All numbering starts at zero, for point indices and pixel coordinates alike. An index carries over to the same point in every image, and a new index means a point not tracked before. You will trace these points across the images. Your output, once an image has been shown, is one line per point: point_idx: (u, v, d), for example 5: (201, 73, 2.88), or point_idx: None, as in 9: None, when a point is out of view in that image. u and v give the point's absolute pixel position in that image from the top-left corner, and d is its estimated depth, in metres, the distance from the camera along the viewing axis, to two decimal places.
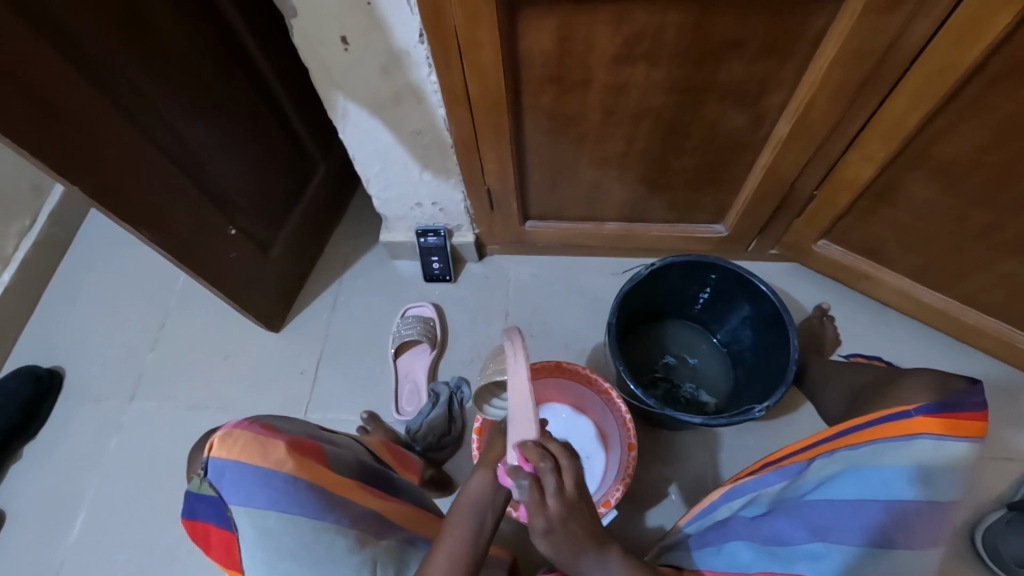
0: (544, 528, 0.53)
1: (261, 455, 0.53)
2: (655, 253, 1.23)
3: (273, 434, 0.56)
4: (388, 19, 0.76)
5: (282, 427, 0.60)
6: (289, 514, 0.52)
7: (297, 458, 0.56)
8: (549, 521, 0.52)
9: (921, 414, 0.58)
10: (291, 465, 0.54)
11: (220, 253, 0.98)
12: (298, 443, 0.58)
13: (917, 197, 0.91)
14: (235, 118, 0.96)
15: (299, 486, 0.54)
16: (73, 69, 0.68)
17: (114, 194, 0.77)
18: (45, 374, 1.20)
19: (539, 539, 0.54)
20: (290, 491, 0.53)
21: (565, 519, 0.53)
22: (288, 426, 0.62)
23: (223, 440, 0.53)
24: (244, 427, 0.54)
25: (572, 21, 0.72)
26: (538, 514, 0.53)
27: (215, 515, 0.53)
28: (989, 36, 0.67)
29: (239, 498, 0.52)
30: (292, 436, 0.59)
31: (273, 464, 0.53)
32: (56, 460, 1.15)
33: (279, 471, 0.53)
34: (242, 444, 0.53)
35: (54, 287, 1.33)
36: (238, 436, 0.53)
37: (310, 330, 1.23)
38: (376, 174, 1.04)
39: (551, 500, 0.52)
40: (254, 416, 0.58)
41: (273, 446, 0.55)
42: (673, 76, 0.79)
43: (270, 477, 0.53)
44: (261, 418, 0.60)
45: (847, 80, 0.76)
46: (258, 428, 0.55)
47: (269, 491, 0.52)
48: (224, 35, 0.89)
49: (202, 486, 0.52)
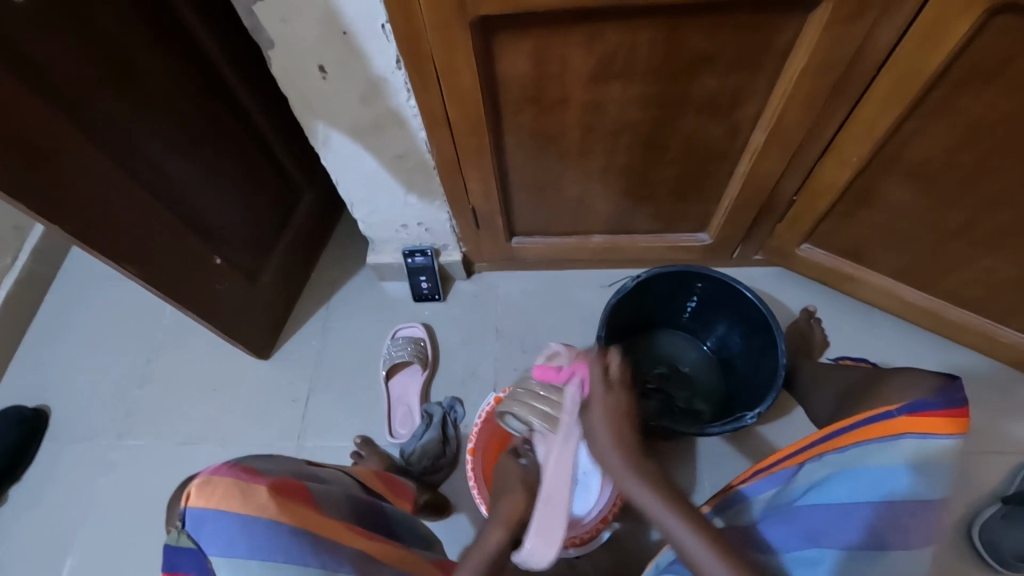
0: (606, 392, 0.69)
1: (241, 502, 0.52)
2: (641, 264, 1.24)
3: (255, 477, 0.55)
4: (365, 47, 0.76)
5: (264, 468, 0.59)
6: (272, 561, 0.52)
7: (281, 501, 0.54)
8: (609, 381, 0.70)
9: (901, 414, 0.59)
10: (272, 510, 0.53)
11: (207, 284, 0.98)
12: (282, 485, 0.56)
13: (893, 199, 0.93)
14: (216, 149, 0.96)
15: (281, 531, 0.53)
16: (53, 111, 0.68)
17: (99, 231, 0.76)
18: (31, 416, 1.17)
19: (599, 401, 0.69)
20: (272, 536, 0.52)
21: (619, 393, 0.70)
22: (271, 466, 0.61)
23: (202, 488, 0.51)
24: (223, 473, 0.53)
25: (546, 42, 0.73)
26: (600, 369, 0.71)
27: (196, 567, 0.52)
28: (951, 42, 0.69)
29: (220, 547, 0.51)
30: (275, 477, 0.57)
31: (254, 510, 0.52)
32: (43, 505, 1.12)
33: (260, 517, 0.52)
34: (221, 491, 0.51)
35: (37, 327, 1.31)
36: (217, 483, 0.52)
37: (300, 357, 1.22)
38: (360, 199, 1.05)
39: (613, 373, 0.71)
40: (235, 459, 0.56)
41: (254, 490, 0.53)
42: (648, 91, 0.80)
43: (251, 524, 0.52)
44: (244, 460, 0.59)
45: (817, 89, 0.78)
46: (239, 472, 0.54)
47: (250, 540, 0.51)
48: (203, 68, 0.90)
49: (180, 538, 0.52)
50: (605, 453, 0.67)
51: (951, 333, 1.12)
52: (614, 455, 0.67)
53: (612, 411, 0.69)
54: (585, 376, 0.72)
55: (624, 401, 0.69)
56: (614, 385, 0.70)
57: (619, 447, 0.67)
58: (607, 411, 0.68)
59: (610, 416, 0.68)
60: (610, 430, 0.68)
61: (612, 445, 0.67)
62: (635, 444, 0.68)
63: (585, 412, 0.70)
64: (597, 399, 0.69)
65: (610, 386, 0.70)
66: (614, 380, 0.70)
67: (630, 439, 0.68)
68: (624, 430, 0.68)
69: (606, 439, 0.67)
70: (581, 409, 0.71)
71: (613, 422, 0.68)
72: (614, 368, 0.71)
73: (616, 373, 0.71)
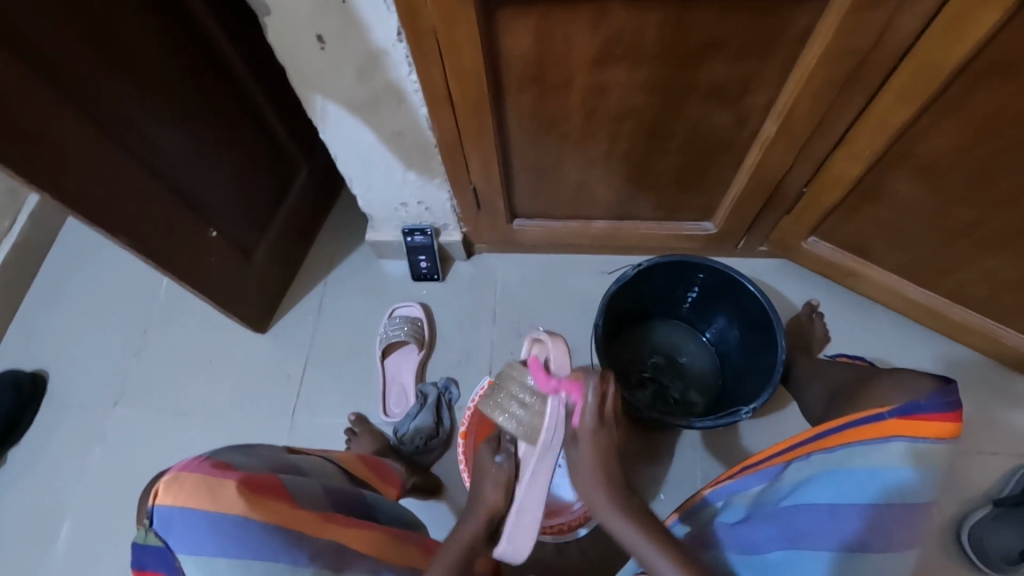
0: (595, 426, 0.68)
1: (208, 499, 0.52)
2: (642, 251, 1.21)
3: (225, 472, 0.54)
4: (363, 18, 0.74)
5: (237, 462, 0.58)
6: (240, 559, 0.52)
7: (252, 496, 0.54)
8: (602, 419, 0.68)
9: (893, 416, 0.58)
10: (241, 506, 0.53)
11: (201, 258, 0.97)
12: (253, 479, 0.56)
13: (904, 196, 0.90)
14: (211, 118, 0.94)
15: (251, 527, 0.53)
16: (38, 78, 0.66)
17: (88, 203, 0.75)
18: (28, 381, 1.18)
19: (588, 438, 0.68)
20: (241, 533, 0.52)
21: (605, 430, 0.68)
22: (245, 460, 0.60)
23: (169, 486, 0.51)
24: (193, 468, 0.53)
25: (550, 20, 0.70)
26: (593, 410, 0.67)
27: (165, 565, 0.52)
28: (976, 34, 0.65)
29: (188, 546, 0.51)
30: (247, 471, 0.57)
31: (222, 507, 0.52)
32: (39, 469, 1.14)
33: (228, 515, 0.52)
34: (188, 489, 0.51)
35: (34, 294, 1.30)
36: (184, 481, 0.52)
37: (295, 334, 1.22)
38: (358, 175, 1.02)
39: (607, 405, 0.68)
40: (208, 454, 0.56)
41: (223, 486, 0.53)
42: (655, 75, 0.77)
43: (219, 522, 0.51)
44: (217, 454, 0.58)
45: (832, 79, 0.75)
46: (208, 467, 0.54)
47: (218, 537, 0.51)
48: (196, 34, 0.87)
49: (147, 536, 0.52)
50: (591, 490, 0.70)
51: (953, 333, 1.10)
52: (601, 493, 0.69)
53: (600, 447, 0.68)
54: (578, 399, 0.67)
55: (612, 436, 0.69)
56: (606, 421, 0.68)
57: (603, 483, 0.69)
58: (593, 454, 0.68)
59: (597, 453, 0.68)
60: (593, 459, 0.68)
61: (599, 481, 0.69)
62: (617, 474, 0.70)
63: (573, 447, 0.69)
64: (586, 434, 0.68)
65: (603, 418, 0.68)
66: (605, 420, 0.68)
67: (614, 472, 0.70)
68: (609, 462, 0.69)
69: (590, 469, 0.69)
70: (569, 442, 0.69)
71: (599, 456, 0.68)
72: (608, 400, 0.68)
73: (609, 414, 0.68)
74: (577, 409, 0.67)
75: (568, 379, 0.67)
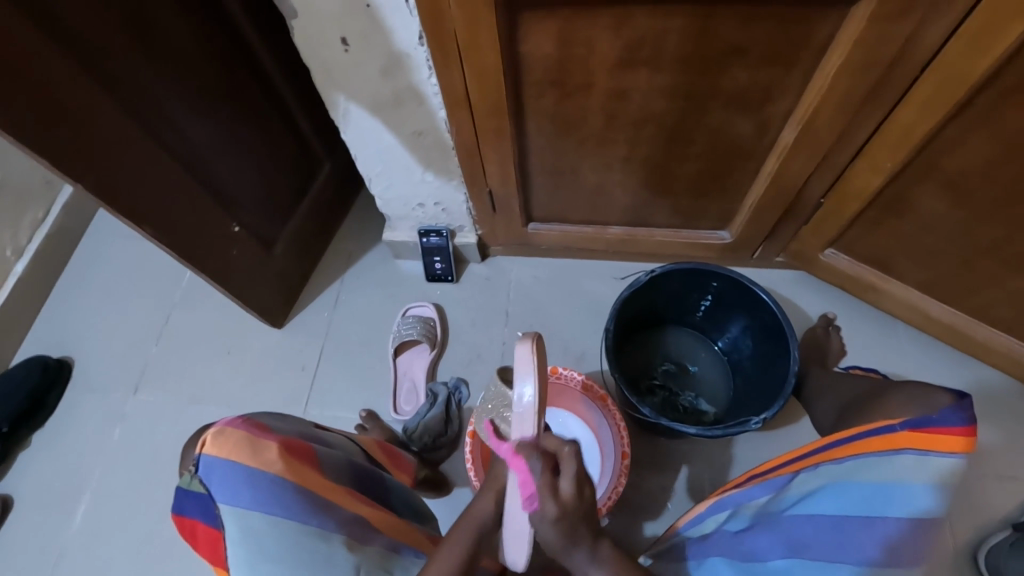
0: (553, 514, 0.57)
1: (251, 455, 0.54)
2: (657, 259, 1.21)
3: (265, 433, 0.57)
4: (388, 21, 0.76)
5: (275, 426, 0.61)
6: (275, 516, 0.53)
7: (288, 459, 0.57)
8: (560, 506, 0.57)
9: (904, 428, 0.57)
10: (279, 467, 0.55)
11: (223, 250, 0.99)
12: (289, 445, 0.59)
13: (925, 209, 0.89)
14: (238, 117, 0.97)
15: (286, 487, 0.55)
16: (78, 71, 0.69)
17: (117, 192, 0.78)
18: (54, 365, 1.22)
19: (544, 525, 0.57)
20: (277, 491, 0.54)
21: (571, 512, 0.57)
22: (281, 425, 0.63)
23: (215, 437, 0.54)
24: (237, 426, 0.55)
25: (572, 25, 0.71)
26: (549, 498, 0.56)
27: (203, 513, 0.54)
28: (1002, 45, 0.65)
29: (227, 496, 0.53)
30: (283, 436, 0.59)
31: (262, 464, 0.54)
32: (60, 450, 1.17)
33: (267, 472, 0.54)
34: (233, 443, 0.54)
35: (63, 281, 1.35)
36: (230, 434, 0.54)
37: (311, 328, 1.24)
38: (377, 175, 1.04)
39: (564, 488, 0.57)
40: (248, 415, 0.59)
41: (263, 445, 0.55)
42: (674, 81, 0.78)
43: (258, 478, 0.53)
44: (255, 417, 0.61)
45: (853, 88, 0.75)
46: (251, 427, 0.56)
47: (256, 492, 0.53)
48: (228, 35, 0.90)
49: (191, 483, 0.53)
50: (560, 555, 0.60)
51: (974, 352, 1.08)
52: (576, 557, 0.60)
53: (562, 529, 0.58)
54: (527, 482, 0.57)
55: (578, 516, 0.58)
56: (567, 505, 0.57)
57: (576, 546, 0.60)
58: (553, 538, 0.58)
59: (561, 532, 0.58)
60: (557, 537, 0.58)
61: (568, 550, 0.59)
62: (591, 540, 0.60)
63: (533, 526, 0.59)
64: (542, 521, 0.57)
65: (564, 506, 0.57)
66: (567, 509, 0.57)
67: (585, 539, 0.60)
68: (579, 534, 0.59)
69: (554, 543, 0.59)
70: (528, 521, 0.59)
71: (563, 533, 0.58)
72: (565, 481, 0.57)
73: (567, 503, 0.57)
74: (527, 493, 0.57)
75: (513, 454, 0.58)
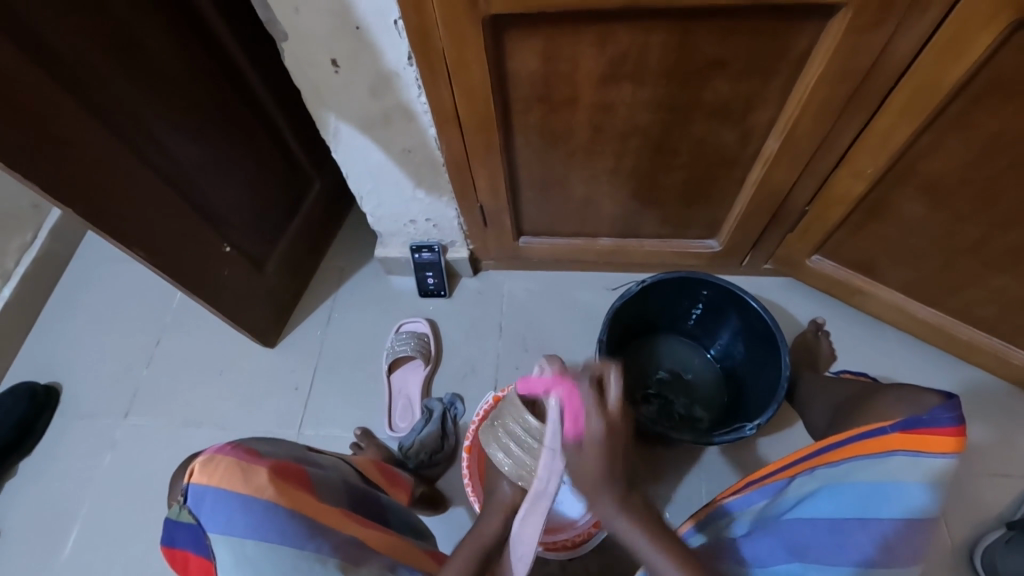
0: (601, 429, 0.58)
1: (241, 482, 0.53)
2: (647, 268, 1.23)
3: (256, 458, 0.56)
4: (377, 42, 0.77)
5: (265, 451, 0.60)
6: (268, 541, 0.53)
7: (279, 484, 0.56)
8: (608, 418, 0.59)
9: (896, 430, 0.57)
10: (271, 491, 0.54)
11: (214, 270, 0.99)
12: (281, 469, 0.58)
13: (906, 213, 0.91)
14: (228, 139, 0.98)
15: (279, 513, 0.54)
16: (67, 95, 0.70)
17: (107, 215, 0.78)
18: (42, 391, 1.20)
19: (592, 441, 0.59)
20: (270, 517, 0.53)
21: (616, 430, 0.59)
22: (272, 449, 0.63)
23: (205, 465, 0.53)
24: (226, 453, 0.55)
25: (556, 42, 0.73)
26: (595, 414, 0.59)
27: (194, 543, 0.53)
28: (973, 53, 0.67)
29: (218, 525, 0.52)
30: (274, 460, 0.59)
31: (253, 489, 0.54)
32: (48, 479, 1.15)
33: (259, 498, 0.53)
34: (223, 469, 0.53)
35: (50, 306, 1.34)
36: (220, 461, 0.53)
37: (304, 347, 1.23)
38: (368, 192, 1.05)
39: (612, 401, 0.59)
40: (237, 441, 0.58)
41: (254, 471, 0.55)
42: (658, 94, 0.80)
43: (250, 503, 0.53)
44: (244, 442, 0.60)
45: (831, 98, 0.77)
46: (240, 453, 0.56)
47: (248, 519, 0.52)
48: (217, 58, 0.91)
49: (180, 513, 0.53)
50: (590, 491, 0.61)
51: (961, 352, 1.09)
52: (603, 492, 0.61)
53: (606, 452, 0.59)
54: (574, 399, 0.60)
55: (620, 438, 0.60)
56: (613, 419, 0.59)
57: (606, 483, 0.60)
58: (597, 460, 0.59)
59: (604, 459, 0.59)
60: (600, 463, 0.59)
61: (602, 484, 0.60)
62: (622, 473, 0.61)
63: (574, 451, 0.60)
64: (589, 440, 0.59)
65: (612, 419, 0.59)
66: (615, 425, 0.59)
67: (620, 468, 0.61)
68: (616, 465, 0.60)
69: (595, 473, 0.60)
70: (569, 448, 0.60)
71: (606, 460, 0.59)
72: (612, 396, 0.59)
73: (614, 417, 0.59)
74: (572, 413, 0.60)
75: (557, 376, 0.61)
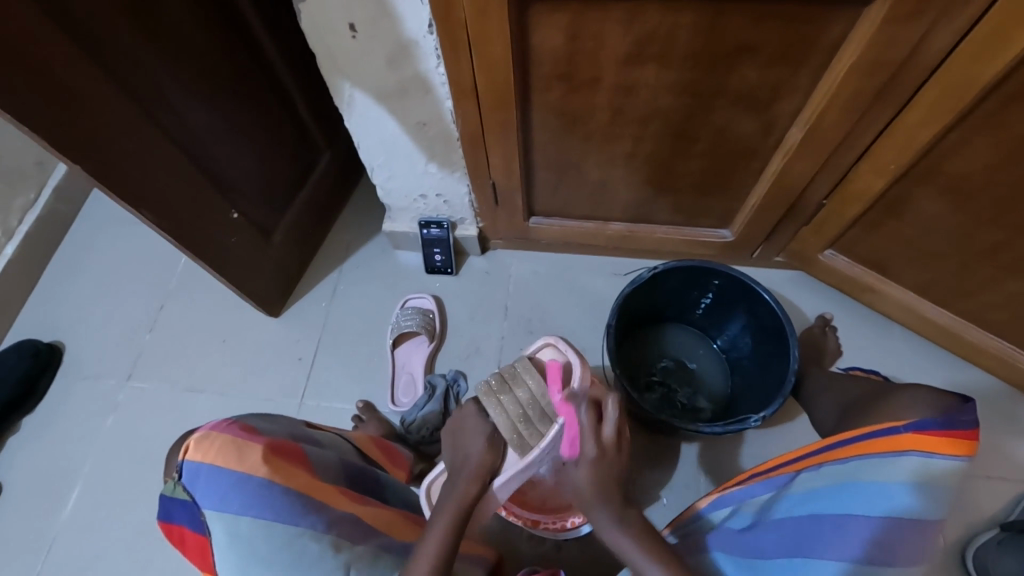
0: (597, 454, 0.66)
1: (236, 460, 0.53)
2: (657, 255, 1.21)
3: (252, 436, 0.57)
4: (397, 8, 0.74)
5: (263, 427, 0.60)
6: (264, 519, 0.52)
7: (273, 462, 0.56)
8: (603, 448, 0.66)
9: (908, 430, 0.58)
10: (266, 470, 0.54)
11: (221, 237, 0.98)
12: (277, 447, 0.58)
13: (926, 212, 0.90)
14: (239, 102, 0.96)
15: (274, 490, 0.54)
16: (77, 49, 0.67)
17: (116, 176, 0.76)
18: (46, 349, 1.20)
19: (588, 465, 0.66)
20: (265, 495, 0.53)
21: (610, 460, 0.67)
22: (269, 427, 0.63)
23: (199, 441, 0.53)
24: (222, 429, 0.55)
25: (583, 18, 0.70)
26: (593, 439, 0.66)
27: (189, 519, 0.54)
28: (1011, 52, 0.65)
29: (213, 502, 0.52)
30: (271, 438, 0.59)
31: (248, 468, 0.53)
32: (51, 436, 1.16)
33: (254, 476, 0.53)
34: (217, 447, 0.53)
35: (55, 265, 1.33)
36: (215, 438, 0.53)
37: (308, 318, 1.23)
38: (380, 164, 1.03)
39: (608, 429, 0.67)
40: (236, 417, 0.59)
41: (249, 448, 0.55)
42: (684, 77, 0.77)
43: (244, 482, 0.53)
44: (242, 419, 0.60)
45: (860, 91, 0.75)
46: (237, 430, 0.56)
47: (243, 497, 0.52)
48: (229, 15, 0.88)
49: (175, 490, 0.53)
50: (584, 497, 0.66)
51: (968, 355, 1.09)
52: (598, 506, 0.66)
53: (599, 475, 0.66)
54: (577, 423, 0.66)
55: (614, 464, 0.67)
56: (606, 449, 0.67)
57: (600, 498, 0.66)
58: (589, 484, 0.66)
59: (598, 477, 0.66)
60: (593, 488, 0.66)
61: (598, 500, 0.65)
62: (614, 496, 0.67)
63: (574, 468, 0.67)
64: (588, 459, 0.66)
65: (605, 450, 0.67)
66: (607, 452, 0.67)
67: (611, 490, 0.67)
68: (609, 482, 0.66)
69: (587, 489, 0.66)
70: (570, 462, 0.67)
71: (599, 477, 0.66)
72: (610, 424, 0.67)
73: (609, 445, 0.67)
74: (572, 434, 0.66)
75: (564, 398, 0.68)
